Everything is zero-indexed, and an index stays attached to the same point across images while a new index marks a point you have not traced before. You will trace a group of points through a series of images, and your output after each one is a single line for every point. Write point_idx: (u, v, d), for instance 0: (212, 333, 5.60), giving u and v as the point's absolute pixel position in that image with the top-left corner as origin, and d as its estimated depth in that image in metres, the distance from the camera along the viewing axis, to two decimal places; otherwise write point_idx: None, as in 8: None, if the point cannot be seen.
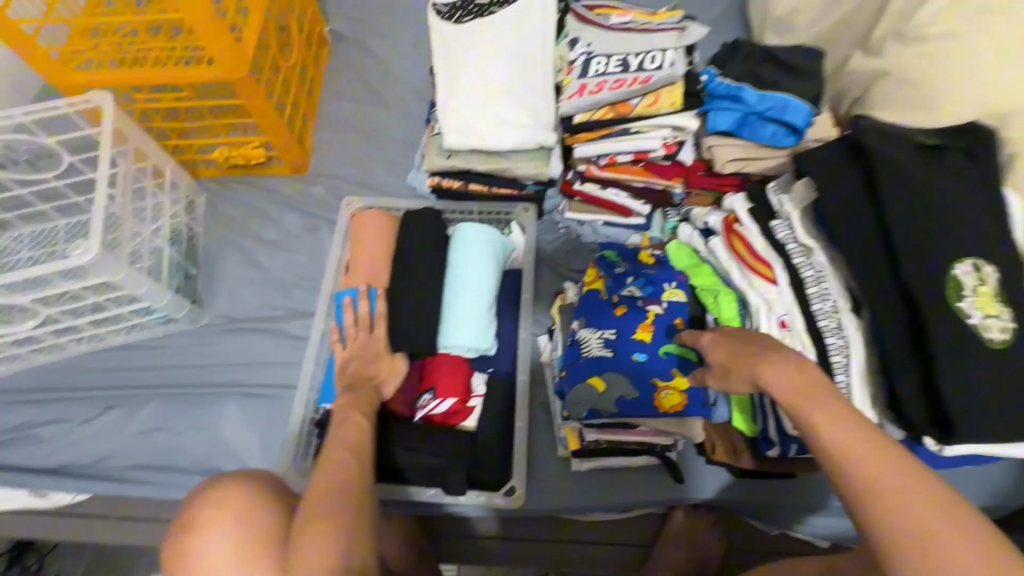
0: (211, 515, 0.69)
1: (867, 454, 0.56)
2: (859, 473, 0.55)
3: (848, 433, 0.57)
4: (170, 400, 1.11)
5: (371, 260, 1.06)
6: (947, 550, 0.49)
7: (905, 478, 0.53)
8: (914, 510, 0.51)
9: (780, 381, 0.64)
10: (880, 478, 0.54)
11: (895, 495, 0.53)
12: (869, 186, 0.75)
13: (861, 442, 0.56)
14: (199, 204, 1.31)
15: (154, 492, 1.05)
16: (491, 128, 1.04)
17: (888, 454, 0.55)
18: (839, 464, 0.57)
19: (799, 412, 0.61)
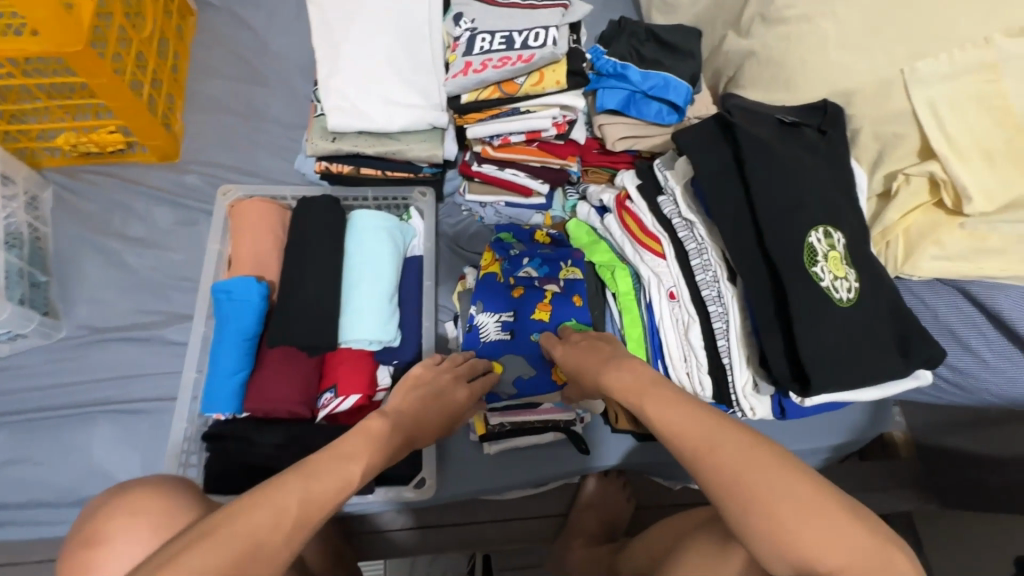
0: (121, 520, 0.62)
1: (685, 425, 0.56)
2: (688, 448, 0.54)
3: (670, 412, 0.58)
4: (26, 427, 0.97)
5: (254, 254, 0.97)
6: (760, 491, 0.49)
7: (715, 435, 0.54)
8: (726, 463, 0.51)
9: (622, 385, 0.66)
10: (698, 445, 0.54)
11: (712, 455, 0.52)
12: (738, 162, 0.79)
13: (678, 416, 0.57)
14: (43, 200, 1.14)
15: (13, 533, 0.92)
16: (379, 108, 0.99)
17: (699, 416, 0.56)
18: (669, 444, 0.56)
19: (636, 406, 0.62)
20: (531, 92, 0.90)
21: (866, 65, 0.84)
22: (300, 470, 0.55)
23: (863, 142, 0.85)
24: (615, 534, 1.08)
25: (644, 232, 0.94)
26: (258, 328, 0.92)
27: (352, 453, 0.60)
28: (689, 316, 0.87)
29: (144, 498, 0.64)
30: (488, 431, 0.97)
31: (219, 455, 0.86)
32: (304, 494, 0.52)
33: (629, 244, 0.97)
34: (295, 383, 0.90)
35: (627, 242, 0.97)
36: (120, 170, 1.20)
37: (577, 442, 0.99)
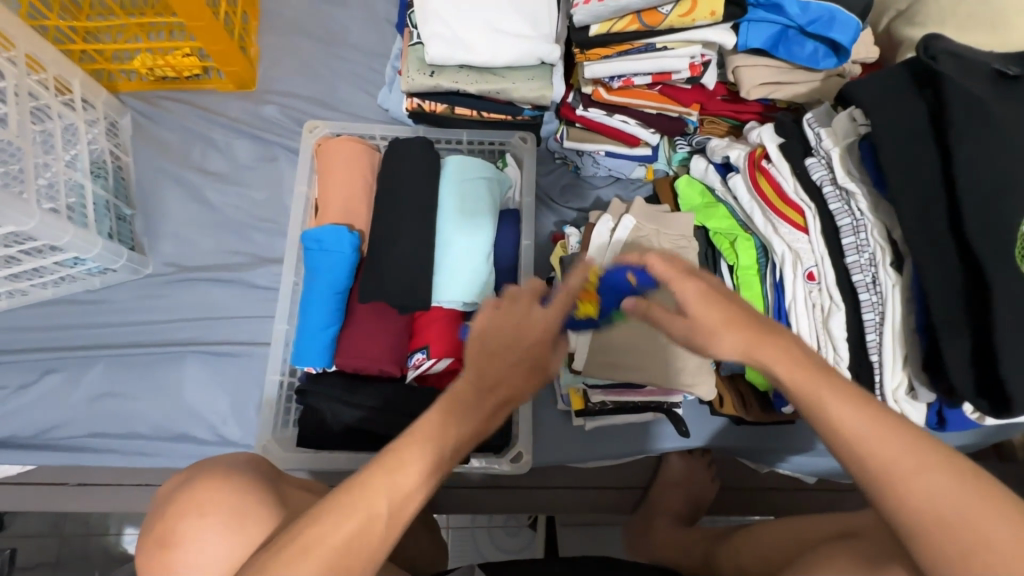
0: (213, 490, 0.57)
1: (880, 436, 0.46)
2: (880, 466, 0.46)
3: (860, 417, 0.47)
4: (119, 361, 0.99)
5: (344, 200, 0.90)
6: (982, 531, 0.42)
7: (924, 456, 0.45)
8: (938, 491, 0.44)
9: (787, 368, 0.51)
10: (901, 462, 0.45)
11: (917, 478, 0.45)
12: (935, 125, 0.64)
13: (879, 426, 0.46)
14: (123, 126, 1.10)
15: (117, 461, 0.95)
16: (482, 38, 0.86)
17: (894, 431, 0.46)
18: (852, 455, 0.47)
19: (810, 398, 0.49)
20: (676, 25, 0.75)
21: None
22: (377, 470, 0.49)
23: None
24: (698, 514, 1.05)
25: (782, 200, 0.81)
26: (347, 281, 0.87)
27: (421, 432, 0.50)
28: (832, 302, 0.76)
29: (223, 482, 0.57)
30: (586, 407, 0.92)
31: (310, 409, 0.84)
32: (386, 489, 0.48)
33: (760, 212, 0.84)
34: (389, 341, 0.86)
35: (757, 208, 0.85)
36: (197, 98, 1.14)
37: (678, 423, 0.93)
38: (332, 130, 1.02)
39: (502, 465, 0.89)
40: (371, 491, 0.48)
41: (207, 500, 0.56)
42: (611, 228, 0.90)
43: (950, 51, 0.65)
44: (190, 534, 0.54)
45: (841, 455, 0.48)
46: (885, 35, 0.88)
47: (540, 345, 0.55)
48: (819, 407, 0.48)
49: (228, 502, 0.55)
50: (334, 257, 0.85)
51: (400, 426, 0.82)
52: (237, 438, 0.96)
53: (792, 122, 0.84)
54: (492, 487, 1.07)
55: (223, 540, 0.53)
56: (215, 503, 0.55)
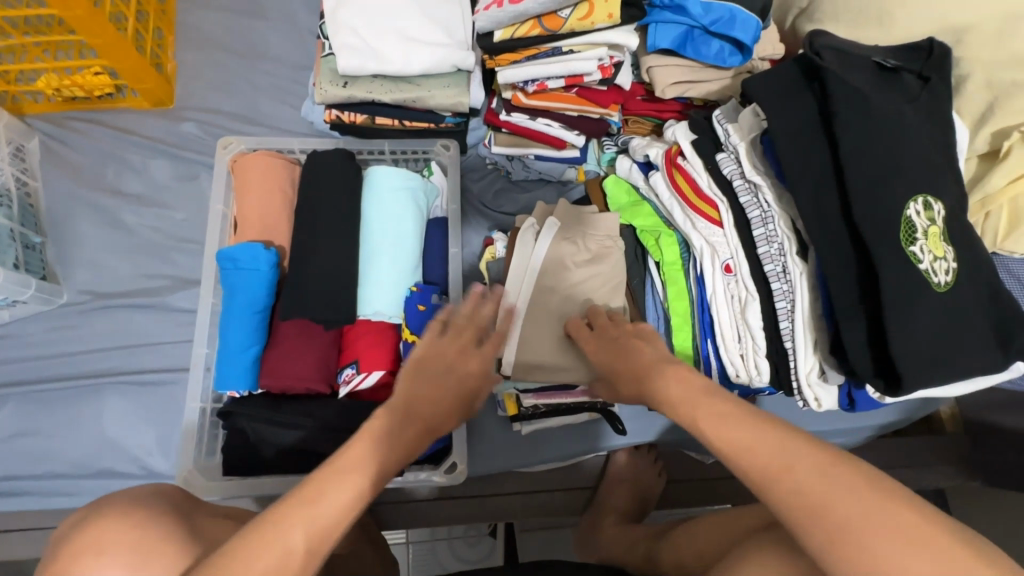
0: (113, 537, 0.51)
1: (750, 438, 0.48)
2: (751, 469, 0.46)
3: (732, 428, 0.49)
4: (32, 397, 0.93)
5: (262, 217, 0.88)
6: (852, 516, 0.41)
7: (788, 450, 0.46)
8: (802, 480, 0.43)
9: (669, 399, 0.57)
10: (768, 457, 0.46)
11: (783, 470, 0.45)
12: (824, 118, 0.67)
13: (744, 430, 0.49)
14: (30, 150, 1.05)
15: (33, 504, 0.89)
16: (394, 48, 0.85)
17: (761, 430, 0.48)
18: (731, 460, 0.48)
19: (687, 420, 0.54)
20: (576, 28, 0.76)
21: None
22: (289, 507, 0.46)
23: (970, 92, 0.73)
24: (646, 509, 1.06)
25: (698, 195, 0.83)
26: (268, 300, 0.85)
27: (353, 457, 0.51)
28: (748, 293, 0.78)
29: (129, 528, 0.52)
30: (520, 412, 0.93)
31: (236, 433, 0.81)
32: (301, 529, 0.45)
33: (679, 208, 0.85)
34: (313, 359, 0.83)
35: (676, 205, 0.86)
36: (111, 117, 1.10)
37: (615, 421, 0.95)
38: (251, 144, 1.00)
39: (437, 475, 0.88)
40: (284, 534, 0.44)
41: (114, 533, 0.52)
42: (536, 231, 0.89)
43: (833, 46, 0.68)
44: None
45: (724, 462, 0.49)
46: (789, 32, 0.91)
47: (470, 380, 0.66)
48: (699, 423, 0.52)
49: (133, 537, 0.51)
50: (252, 276, 0.83)
51: (331, 443, 0.81)
52: (165, 470, 0.92)
53: (703, 119, 0.86)
54: (440, 499, 1.06)
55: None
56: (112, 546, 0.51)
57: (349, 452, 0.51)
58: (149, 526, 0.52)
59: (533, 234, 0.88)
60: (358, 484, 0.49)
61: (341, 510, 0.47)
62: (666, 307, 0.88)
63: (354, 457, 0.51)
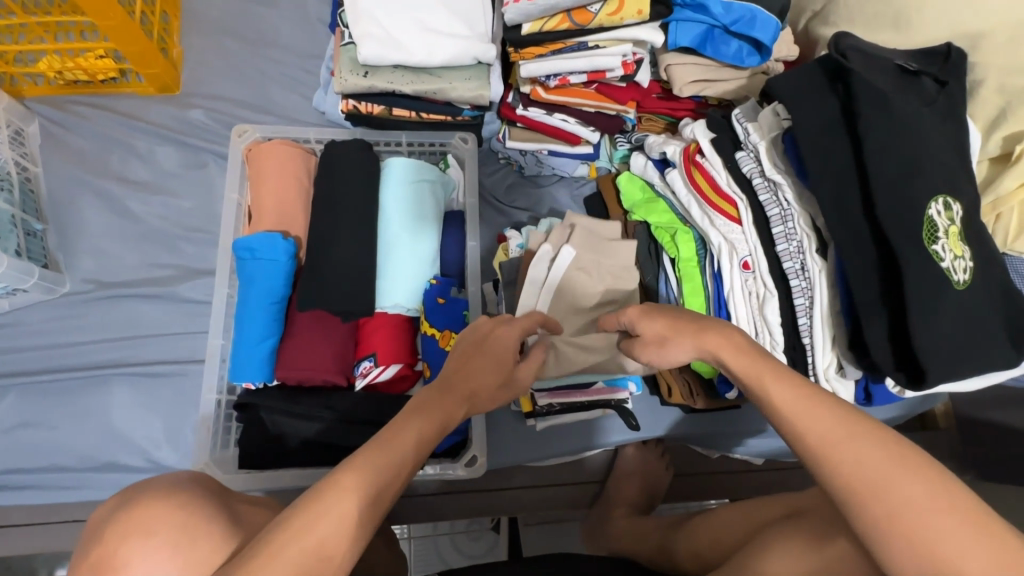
0: (155, 518, 0.53)
1: (814, 410, 0.48)
2: (812, 437, 0.47)
3: (796, 394, 0.49)
4: (34, 388, 0.91)
5: (278, 207, 0.87)
6: (911, 501, 0.41)
7: (853, 427, 0.46)
8: (863, 459, 0.44)
9: (729, 350, 0.55)
10: (831, 431, 0.46)
11: (844, 444, 0.45)
12: (848, 119, 0.68)
13: (806, 397, 0.49)
14: (30, 134, 1.01)
15: (37, 498, 0.87)
16: (416, 38, 0.85)
17: (827, 404, 0.48)
18: (789, 428, 0.48)
19: (751, 380, 0.53)
20: (605, 23, 0.78)
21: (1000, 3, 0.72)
22: (294, 519, 0.47)
23: (984, 97, 0.75)
24: (654, 502, 1.07)
25: (717, 192, 0.84)
26: (284, 291, 0.83)
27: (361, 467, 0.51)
28: (766, 289, 0.80)
29: (175, 511, 0.53)
30: (535, 409, 0.93)
31: (253, 425, 0.80)
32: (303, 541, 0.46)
33: (697, 205, 0.87)
34: (331, 352, 0.83)
35: (693, 202, 0.87)
36: (115, 102, 1.07)
37: (627, 418, 0.94)
38: (264, 133, 0.98)
39: (458, 470, 0.88)
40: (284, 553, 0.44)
41: (157, 515, 0.53)
42: (551, 258, 0.86)
43: (856, 48, 0.70)
44: (127, 559, 0.51)
45: (781, 428, 0.49)
46: (804, 34, 0.92)
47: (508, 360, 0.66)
48: (764, 387, 0.51)
49: (177, 520, 0.53)
50: (269, 267, 0.81)
51: (350, 436, 0.80)
52: (174, 463, 0.90)
53: (722, 118, 0.87)
54: (451, 493, 1.05)
55: (167, 565, 0.50)
56: (157, 525, 0.52)
57: (354, 462, 0.51)
58: (196, 506, 0.54)
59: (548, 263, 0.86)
60: (361, 494, 0.49)
61: (345, 520, 0.48)
62: (682, 302, 0.90)
63: (360, 466, 0.51)
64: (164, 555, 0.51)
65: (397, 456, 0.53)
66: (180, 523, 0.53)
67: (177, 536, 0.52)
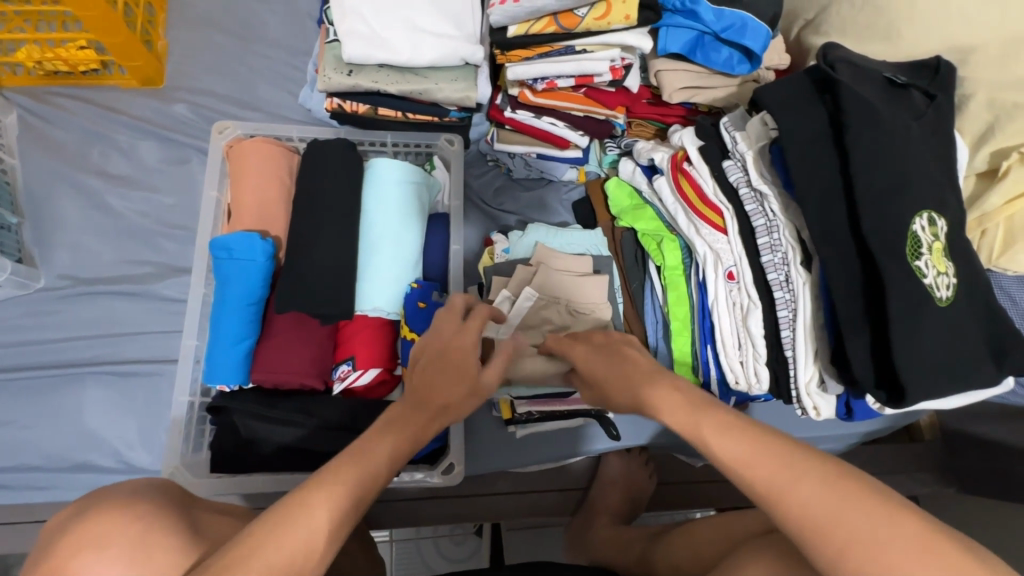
0: (112, 526, 0.52)
1: (756, 456, 0.47)
2: (756, 481, 0.46)
3: (734, 438, 0.49)
4: (4, 385, 0.89)
5: (258, 206, 0.85)
6: (862, 534, 0.40)
7: (793, 467, 0.45)
8: (808, 495, 0.43)
9: (670, 409, 0.54)
10: (771, 478, 0.45)
11: (790, 489, 0.44)
12: (835, 130, 0.67)
13: (743, 444, 0.48)
14: (7, 126, 0.99)
15: (5, 498, 0.85)
16: (402, 37, 0.83)
17: (767, 444, 0.47)
18: (737, 479, 0.47)
19: (691, 434, 0.52)
20: (592, 28, 0.76)
21: (991, 17, 0.71)
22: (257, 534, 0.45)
23: (972, 112, 0.75)
24: (636, 510, 1.06)
25: (704, 201, 0.83)
26: (262, 292, 0.82)
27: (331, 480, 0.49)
28: (750, 300, 0.79)
29: (134, 520, 0.53)
30: (514, 416, 0.92)
31: (226, 428, 0.79)
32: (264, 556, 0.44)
33: (683, 214, 0.86)
34: (309, 355, 0.81)
35: (680, 210, 0.87)
36: (96, 94, 1.05)
37: (608, 427, 0.94)
38: (247, 130, 0.96)
39: (434, 477, 0.86)
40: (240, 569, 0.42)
41: (115, 523, 0.52)
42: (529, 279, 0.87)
43: (845, 60, 0.70)
44: (83, 569, 0.50)
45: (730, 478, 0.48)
46: (796, 43, 0.92)
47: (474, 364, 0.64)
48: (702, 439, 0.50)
49: (134, 530, 0.52)
50: (247, 267, 0.80)
51: (325, 441, 0.79)
52: (147, 464, 0.89)
53: (711, 125, 0.86)
54: (431, 498, 1.04)
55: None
56: (113, 535, 0.51)
57: (326, 474, 0.50)
58: (154, 517, 0.53)
59: (509, 306, 0.85)
60: (327, 513, 0.47)
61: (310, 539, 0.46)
62: (666, 311, 0.89)
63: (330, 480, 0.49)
64: (117, 567, 0.49)
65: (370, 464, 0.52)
66: (137, 535, 0.51)
67: (131, 547, 0.50)
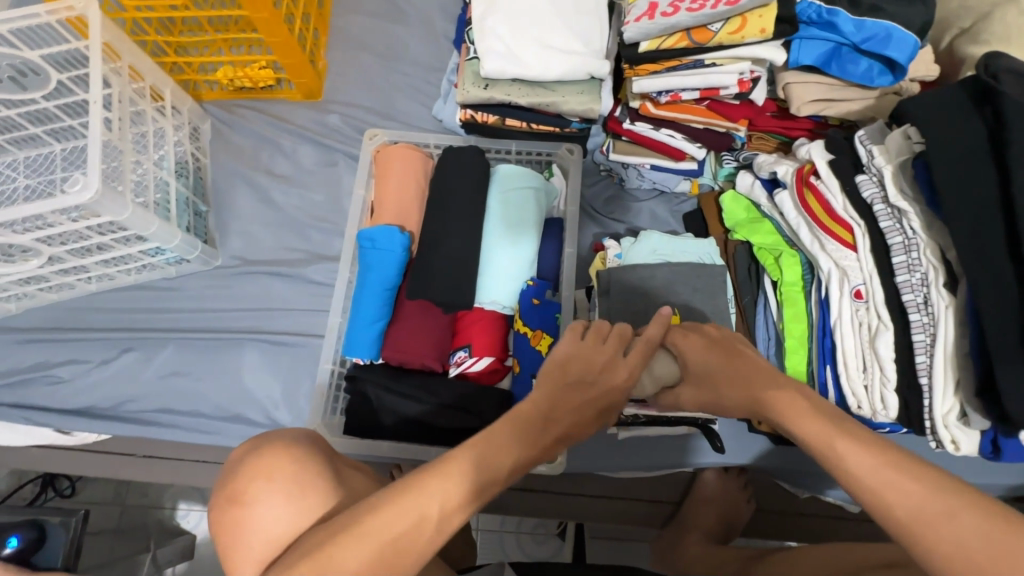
0: (278, 469, 0.62)
1: (901, 480, 0.50)
2: (904, 512, 0.49)
3: (879, 461, 0.52)
4: (186, 344, 1.07)
5: (398, 203, 0.96)
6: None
7: (947, 500, 0.48)
8: (965, 529, 0.46)
9: (797, 418, 0.59)
10: (927, 507, 0.48)
11: (944, 520, 0.47)
12: (995, 144, 0.63)
13: (896, 470, 0.50)
14: (203, 131, 1.21)
15: (179, 435, 1.03)
16: (536, 54, 0.90)
17: (924, 476, 0.50)
18: (878, 503, 0.50)
19: (823, 446, 0.55)
20: (725, 42, 0.78)
21: None
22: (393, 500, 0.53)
23: None
24: (731, 532, 1.03)
25: (831, 217, 0.80)
26: (397, 279, 0.92)
27: (454, 470, 0.56)
28: (879, 322, 0.75)
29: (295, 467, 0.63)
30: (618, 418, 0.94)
31: (359, 397, 0.90)
32: (400, 516, 0.52)
33: (807, 228, 0.84)
34: (432, 338, 0.90)
35: (804, 224, 0.84)
36: (270, 107, 1.24)
37: (713, 439, 0.94)
38: (391, 137, 1.09)
39: (537, 464, 0.91)
40: (382, 524, 0.52)
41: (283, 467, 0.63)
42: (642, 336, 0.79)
43: (1012, 69, 0.63)
44: (258, 495, 0.61)
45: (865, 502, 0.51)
46: (947, 54, 0.86)
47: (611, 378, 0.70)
48: (838, 457, 0.53)
49: (295, 476, 0.62)
50: (388, 256, 0.91)
51: (441, 418, 0.87)
52: (287, 422, 1.03)
53: (843, 138, 0.83)
54: (523, 491, 1.08)
55: (280, 506, 0.60)
56: (280, 473, 0.62)
57: (449, 461, 0.56)
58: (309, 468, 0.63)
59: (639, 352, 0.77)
60: (446, 494, 0.54)
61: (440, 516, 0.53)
62: (781, 327, 0.87)
63: (451, 468, 0.56)
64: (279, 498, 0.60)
65: (490, 463, 0.58)
66: (296, 477, 0.61)
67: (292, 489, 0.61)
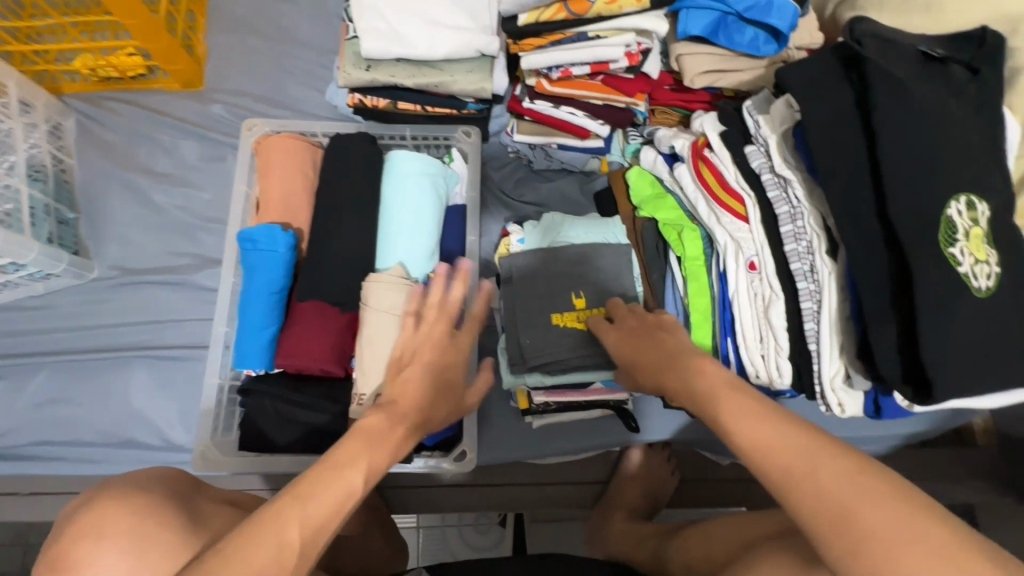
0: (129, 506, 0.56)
1: (773, 437, 0.43)
2: (774, 467, 0.42)
3: (758, 419, 0.44)
4: (61, 367, 0.97)
5: (283, 198, 0.89)
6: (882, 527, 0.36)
7: (813, 452, 0.41)
8: (827, 485, 0.39)
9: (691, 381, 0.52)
10: (791, 462, 0.41)
11: (807, 471, 0.40)
12: (862, 111, 0.63)
13: (769, 424, 0.44)
14: (66, 128, 1.08)
15: (61, 469, 0.93)
16: (419, 31, 0.85)
17: (794, 429, 0.43)
18: (748, 460, 0.44)
19: (708, 413, 0.49)
20: (603, 12, 0.77)
21: None
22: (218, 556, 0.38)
23: None
24: (657, 507, 1.04)
25: (725, 189, 0.80)
26: (286, 280, 0.86)
27: (287, 513, 0.41)
28: (772, 292, 0.76)
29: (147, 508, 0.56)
30: (531, 407, 0.93)
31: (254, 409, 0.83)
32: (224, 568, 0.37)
33: (705, 202, 0.83)
34: (325, 341, 0.81)
35: (701, 198, 0.83)
36: (144, 98, 1.12)
37: (628, 419, 0.95)
38: (272, 127, 1.00)
39: (446, 463, 0.88)
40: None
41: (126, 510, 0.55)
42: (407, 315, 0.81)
43: (873, 34, 0.65)
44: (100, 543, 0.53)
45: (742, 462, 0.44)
46: (832, 21, 0.87)
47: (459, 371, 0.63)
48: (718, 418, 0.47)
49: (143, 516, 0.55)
50: (274, 256, 0.84)
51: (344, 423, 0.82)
52: (184, 443, 0.95)
53: (733, 110, 0.82)
54: (451, 487, 1.05)
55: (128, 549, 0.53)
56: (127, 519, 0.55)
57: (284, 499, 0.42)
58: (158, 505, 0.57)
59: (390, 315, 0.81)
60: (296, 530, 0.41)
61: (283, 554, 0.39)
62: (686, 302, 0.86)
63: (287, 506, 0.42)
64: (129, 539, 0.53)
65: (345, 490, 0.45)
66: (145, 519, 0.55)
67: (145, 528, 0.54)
